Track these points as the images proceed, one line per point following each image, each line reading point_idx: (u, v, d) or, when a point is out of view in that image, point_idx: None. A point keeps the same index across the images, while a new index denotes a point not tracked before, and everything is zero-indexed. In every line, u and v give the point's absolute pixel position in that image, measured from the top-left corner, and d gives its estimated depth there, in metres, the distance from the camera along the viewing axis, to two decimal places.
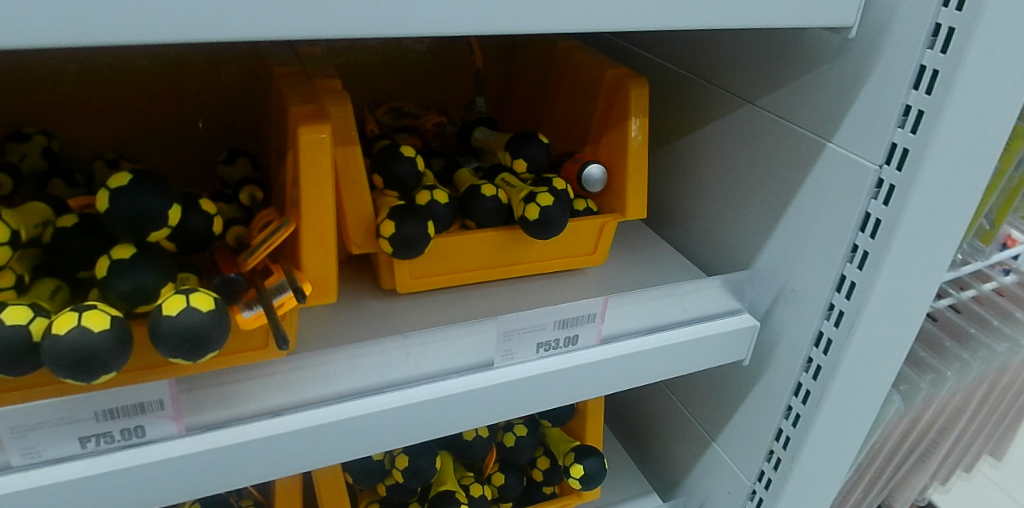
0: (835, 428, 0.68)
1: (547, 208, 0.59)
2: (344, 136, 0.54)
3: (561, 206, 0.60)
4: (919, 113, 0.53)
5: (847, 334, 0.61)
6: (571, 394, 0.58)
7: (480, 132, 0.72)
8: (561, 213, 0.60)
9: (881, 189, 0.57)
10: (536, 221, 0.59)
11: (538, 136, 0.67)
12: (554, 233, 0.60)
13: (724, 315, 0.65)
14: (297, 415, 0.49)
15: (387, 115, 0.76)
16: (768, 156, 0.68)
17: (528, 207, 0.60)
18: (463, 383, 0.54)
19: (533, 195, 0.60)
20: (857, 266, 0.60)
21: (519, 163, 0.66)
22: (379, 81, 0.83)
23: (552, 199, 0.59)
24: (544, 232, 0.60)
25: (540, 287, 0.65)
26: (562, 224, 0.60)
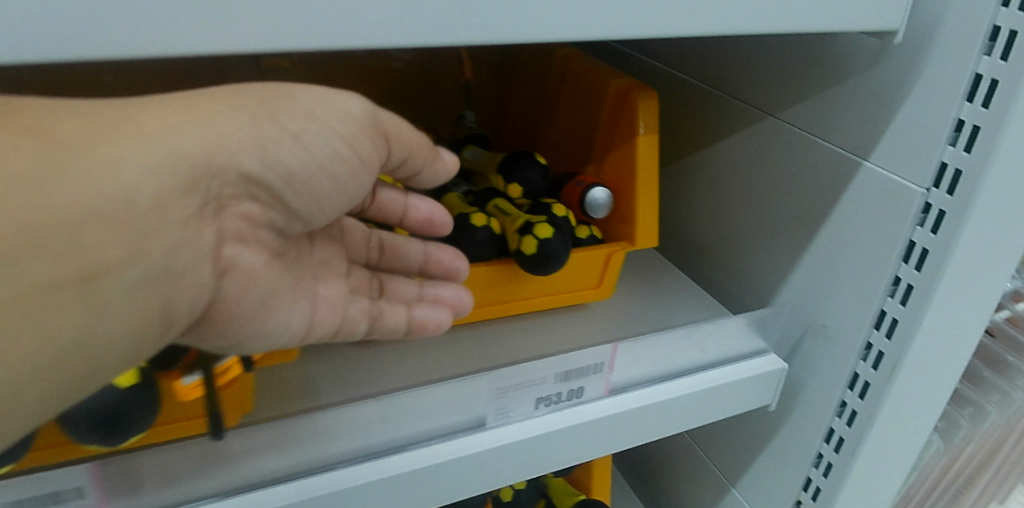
0: (872, 480, 0.60)
1: (547, 240, 0.52)
2: None
3: (562, 237, 0.53)
4: (974, 129, 0.46)
5: (887, 378, 0.54)
6: (573, 456, 0.51)
7: (470, 151, 0.65)
8: (561, 245, 0.53)
9: (928, 215, 0.49)
10: (533, 255, 0.52)
11: (535, 156, 0.60)
12: (555, 268, 0.53)
13: (746, 357, 0.57)
14: (246, 498, 0.41)
15: None
16: (793, 175, 0.60)
17: (525, 238, 0.53)
18: (448, 450, 0.46)
19: (531, 225, 0.53)
20: (899, 301, 0.52)
21: (514, 188, 0.59)
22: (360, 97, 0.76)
23: (552, 229, 0.52)
24: (542, 267, 0.53)
25: (539, 329, 0.58)
26: (564, 257, 0.53)
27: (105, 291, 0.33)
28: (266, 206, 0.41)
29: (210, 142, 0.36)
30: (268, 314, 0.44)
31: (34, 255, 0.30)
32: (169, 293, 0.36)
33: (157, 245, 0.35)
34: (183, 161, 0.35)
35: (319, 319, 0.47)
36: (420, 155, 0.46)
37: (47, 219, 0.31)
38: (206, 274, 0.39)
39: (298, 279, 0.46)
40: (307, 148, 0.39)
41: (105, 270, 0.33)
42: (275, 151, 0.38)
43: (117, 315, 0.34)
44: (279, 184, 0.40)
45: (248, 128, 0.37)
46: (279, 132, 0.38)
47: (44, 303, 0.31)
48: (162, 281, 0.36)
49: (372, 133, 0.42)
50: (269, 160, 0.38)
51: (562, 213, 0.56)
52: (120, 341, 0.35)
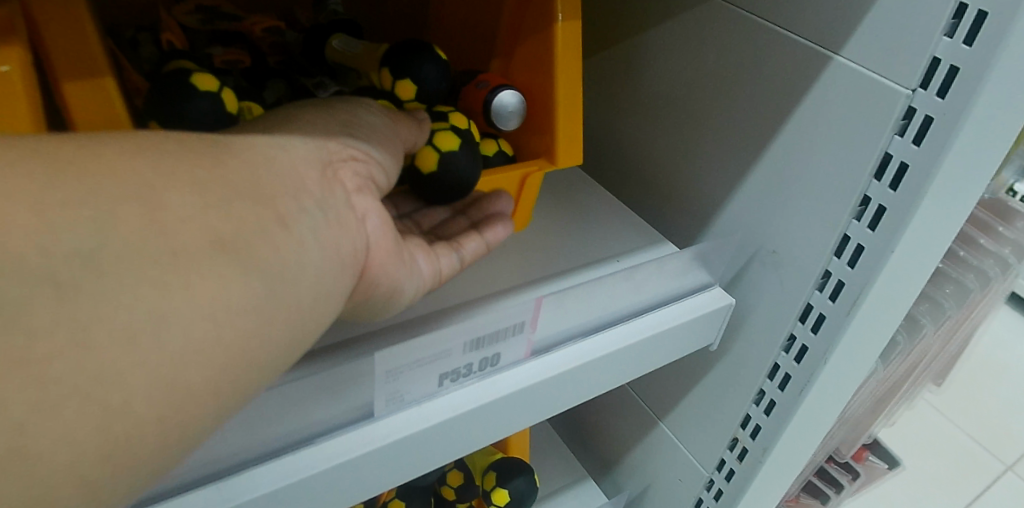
0: (818, 418, 0.54)
1: (453, 155, 0.42)
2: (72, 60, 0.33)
3: (471, 151, 0.43)
4: (980, 16, 0.36)
5: (846, 312, 0.46)
6: (485, 435, 0.42)
7: (339, 40, 0.49)
8: (471, 161, 0.42)
9: (911, 123, 0.40)
10: (433, 174, 0.42)
11: (435, 48, 0.46)
12: (464, 191, 0.43)
13: (687, 295, 0.48)
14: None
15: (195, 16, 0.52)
16: (742, 75, 0.50)
17: (423, 150, 0.42)
18: (328, 454, 0.37)
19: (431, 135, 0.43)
20: (868, 226, 0.44)
21: (403, 87, 0.45)
22: None
23: (458, 139, 0.42)
24: (447, 190, 0.43)
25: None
26: (477, 175, 0.43)
27: (297, 241, 0.29)
28: (371, 169, 0.35)
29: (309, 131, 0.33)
30: (404, 260, 0.37)
31: (229, 201, 0.27)
32: (339, 236, 0.31)
33: (318, 193, 0.31)
34: (294, 143, 0.32)
35: (432, 272, 0.40)
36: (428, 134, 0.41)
37: (227, 172, 0.28)
38: (355, 228, 0.33)
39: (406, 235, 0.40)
40: (370, 127, 0.37)
41: (287, 213, 0.29)
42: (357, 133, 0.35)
43: (313, 262, 0.30)
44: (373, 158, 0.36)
45: (325, 120, 0.35)
46: (342, 118, 0.36)
47: (247, 247, 0.27)
48: (332, 224, 0.31)
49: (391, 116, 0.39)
50: (350, 140, 0.35)
51: (466, 124, 0.44)
52: (316, 300, 0.30)
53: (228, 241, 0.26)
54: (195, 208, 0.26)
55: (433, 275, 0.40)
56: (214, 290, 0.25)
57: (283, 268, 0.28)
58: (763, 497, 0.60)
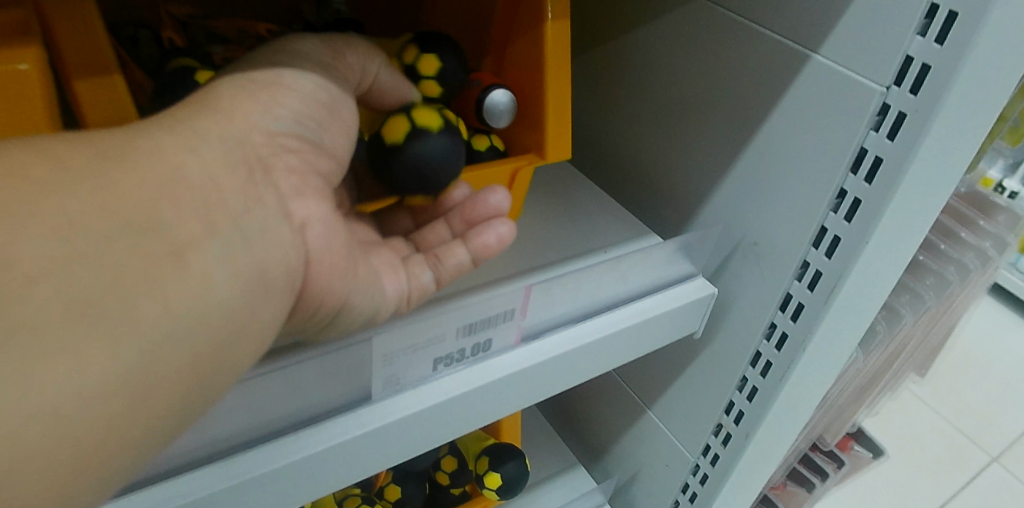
0: (798, 403, 0.56)
1: (423, 133, 0.40)
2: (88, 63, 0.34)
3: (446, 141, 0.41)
4: (951, 16, 0.38)
5: (824, 300, 0.48)
6: (476, 418, 0.44)
7: (353, 30, 0.51)
8: (442, 148, 0.41)
9: (885, 118, 0.42)
10: (399, 151, 0.40)
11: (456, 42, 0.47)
12: (413, 177, 0.41)
13: (672, 285, 0.50)
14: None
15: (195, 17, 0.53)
16: (726, 72, 0.51)
17: (398, 119, 0.41)
18: (325, 435, 0.39)
19: (413, 110, 0.42)
20: (844, 218, 0.46)
21: (427, 62, 0.46)
22: None
23: (438, 126, 0.41)
24: (401, 169, 0.41)
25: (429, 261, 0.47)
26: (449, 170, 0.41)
27: (201, 276, 0.29)
28: (304, 159, 0.37)
29: (244, 88, 0.35)
30: (358, 273, 0.37)
31: (118, 244, 0.27)
32: (263, 256, 0.32)
33: (234, 212, 0.31)
34: (222, 110, 0.34)
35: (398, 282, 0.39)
36: (387, 76, 0.42)
37: (118, 207, 0.28)
38: (288, 232, 0.34)
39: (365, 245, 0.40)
40: (297, 91, 0.37)
41: (188, 247, 0.29)
42: (296, 84, 0.37)
43: (223, 295, 0.30)
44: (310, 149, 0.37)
45: (241, 89, 0.35)
46: (265, 85, 0.36)
47: (141, 296, 0.27)
48: (246, 245, 0.31)
49: (337, 51, 0.39)
50: (291, 98, 0.36)
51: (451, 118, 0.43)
52: (233, 326, 0.30)
53: (133, 282, 0.27)
54: (87, 260, 0.26)
55: (400, 296, 0.39)
56: (110, 348, 0.25)
57: (184, 307, 0.28)
58: (747, 481, 0.62)
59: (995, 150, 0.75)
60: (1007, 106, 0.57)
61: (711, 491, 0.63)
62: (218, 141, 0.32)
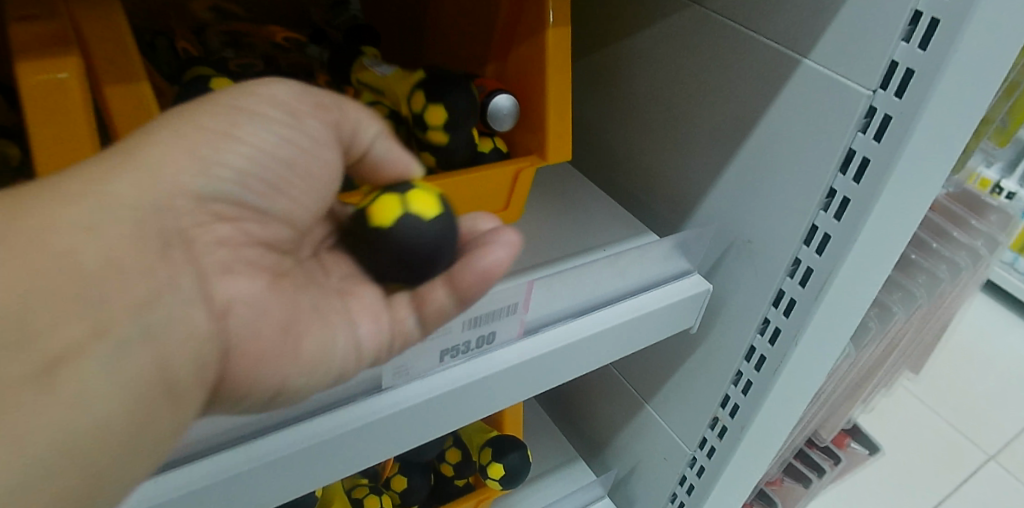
0: (790, 395, 0.58)
1: (413, 214, 0.36)
2: (119, 68, 0.36)
3: (435, 228, 0.36)
4: (933, 23, 0.40)
5: (815, 296, 0.50)
6: (480, 408, 0.46)
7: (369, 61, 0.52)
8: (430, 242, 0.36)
9: (872, 120, 0.44)
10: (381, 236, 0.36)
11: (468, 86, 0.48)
12: (395, 257, 0.37)
13: (670, 281, 0.52)
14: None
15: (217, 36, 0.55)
16: (720, 77, 0.53)
17: (388, 191, 0.38)
18: (337, 422, 0.41)
19: (409, 191, 0.38)
20: (834, 216, 0.48)
21: (434, 112, 0.47)
22: None
23: (431, 212, 0.37)
24: (382, 247, 0.37)
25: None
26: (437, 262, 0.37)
27: (83, 377, 0.29)
28: (241, 226, 0.37)
29: (217, 117, 0.35)
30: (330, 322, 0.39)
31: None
32: (166, 351, 0.32)
33: (137, 300, 0.31)
34: (189, 133, 0.34)
35: (379, 334, 0.40)
36: (380, 132, 0.41)
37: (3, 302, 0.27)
38: (202, 320, 0.34)
39: (348, 281, 0.41)
40: (251, 149, 0.35)
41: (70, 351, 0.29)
42: (274, 112, 0.36)
43: (110, 397, 0.30)
44: (259, 215, 0.37)
45: (183, 147, 0.34)
46: (214, 142, 0.34)
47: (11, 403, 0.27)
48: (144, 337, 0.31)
49: (322, 104, 0.38)
50: (260, 127, 0.36)
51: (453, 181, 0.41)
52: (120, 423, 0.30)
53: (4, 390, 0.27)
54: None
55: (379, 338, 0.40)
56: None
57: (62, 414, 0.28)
58: (742, 472, 0.64)
59: (984, 151, 0.77)
60: (992, 108, 0.59)
61: (707, 483, 0.65)
62: (126, 216, 0.32)
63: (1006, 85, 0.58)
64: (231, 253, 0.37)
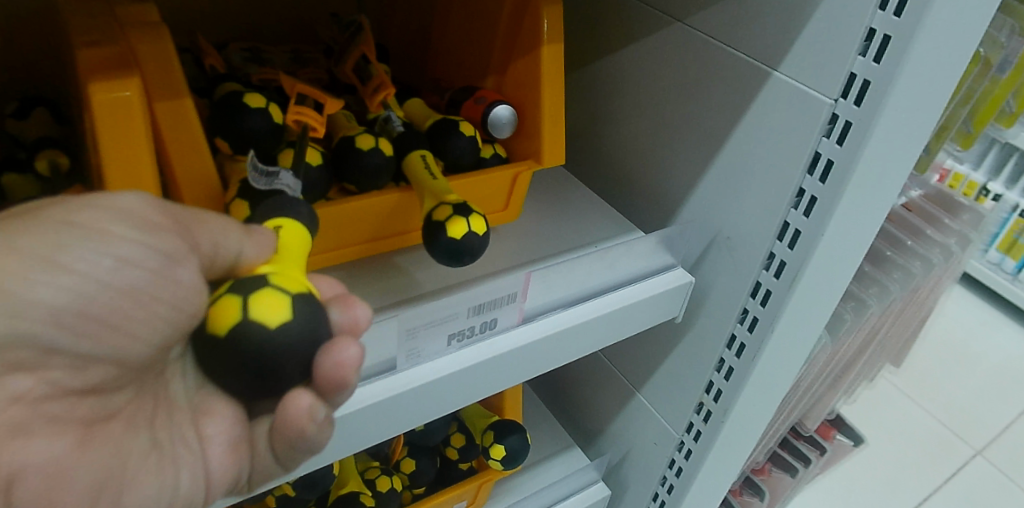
0: (768, 379, 0.63)
1: (253, 322, 0.34)
2: (169, 86, 0.40)
3: (281, 341, 0.34)
4: (885, 39, 0.45)
5: (789, 286, 0.55)
6: (483, 389, 0.50)
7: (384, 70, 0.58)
8: (267, 354, 0.34)
9: (835, 126, 0.49)
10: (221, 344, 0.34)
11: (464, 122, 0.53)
12: (246, 371, 0.35)
13: (657, 273, 0.57)
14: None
15: (239, 54, 0.60)
16: (701, 87, 0.58)
17: (236, 292, 0.35)
18: (361, 396, 0.44)
19: (250, 292, 0.35)
20: (803, 213, 0.53)
21: (474, 220, 0.46)
22: (232, 18, 0.67)
23: (276, 320, 0.34)
24: (224, 353, 0.35)
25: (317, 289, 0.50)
26: (280, 373, 0.35)
27: None
28: (67, 360, 0.34)
29: (49, 235, 0.33)
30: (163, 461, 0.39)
31: None
32: None
33: None
34: (13, 252, 0.32)
35: (232, 454, 0.41)
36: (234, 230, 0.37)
37: None
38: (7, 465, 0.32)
39: (197, 395, 0.40)
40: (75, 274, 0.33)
41: None
42: (122, 230, 0.34)
43: None
44: (83, 347, 0.34)
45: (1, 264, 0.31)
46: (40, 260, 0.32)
47: None
48: None
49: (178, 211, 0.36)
50: (93, 252, 0.33)
51: (444, 216, 0.45)
52: None
53: None
54: None
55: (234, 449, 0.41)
56: None
57: None
58: (727, 453, 0.69)
59: (952, 152, 0.83)
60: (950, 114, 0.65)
61: (694, 465, 0.70)
62: None
63: (963, 93, 0.63)
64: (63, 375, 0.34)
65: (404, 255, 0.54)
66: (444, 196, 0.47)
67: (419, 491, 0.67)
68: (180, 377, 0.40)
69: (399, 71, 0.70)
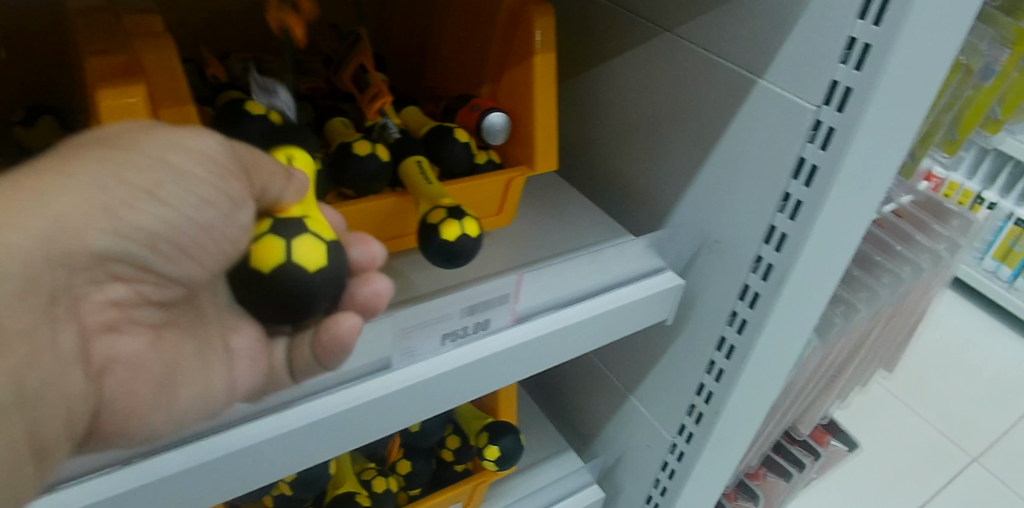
0: (758, 380, 0.64)
1: (297, 265, 0.38)
2: (173, 94, 0.42)
3: (320, 283, 0.39)
4: (865, 47, 0.46)
5: (775, 288, 0.56)
6: (476, 388, 0.52)
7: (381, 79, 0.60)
8: (310, 288, 0.39)
9: (818, 132, 0.51)
10: (266, 280, 0.38)
11: (458, 129, 0.55)
12: (280, 299, 0.39)
13: (647, 276, 0.59)
14: (70, 490, 0.39)
15: (240, 64, 0.62)
16: (690, 95, 0.60)
17: (281, 234, 0.38)
18: (356, 394, 0.46)
19: (293, 235, 0.39)
20: (789, 217, 0.54)
21: (468, 223, 0.47)
22: (234, 30, 0.68)
23: (317, 266, 0.39)
24: (269, 289, 0.39)
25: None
26: (319, 304, 0.40)
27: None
28: (135, 286, 0.35)
29: (146, 172, 0.33)
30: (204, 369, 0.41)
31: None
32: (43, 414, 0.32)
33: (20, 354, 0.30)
34: (108, 186, 0.32)
35: (255, 372, 0.43)
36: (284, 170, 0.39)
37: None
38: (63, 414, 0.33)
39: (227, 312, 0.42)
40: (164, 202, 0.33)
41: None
42: (202, 170, 0.34)
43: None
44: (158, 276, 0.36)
45: (91, 184, 0.31)
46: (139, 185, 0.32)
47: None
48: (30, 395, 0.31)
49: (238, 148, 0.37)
50: (181, 187, 0.34)
51: (438, 218, 0.47)
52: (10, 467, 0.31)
53: None
54: None
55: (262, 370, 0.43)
56: None
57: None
58: (718, 454, 0.70)
59: (939, 159, 0.85)
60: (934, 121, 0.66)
61: (687, 466, 0.71)
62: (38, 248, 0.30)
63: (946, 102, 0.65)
64: (119, 311, 0.36)
65: (401, 258, 0.55)
66: (439, 200, 0.49)
67: (415, 492, 0.68)
68: (211, 300, 0.42)
69: (397, 81, 0.72)
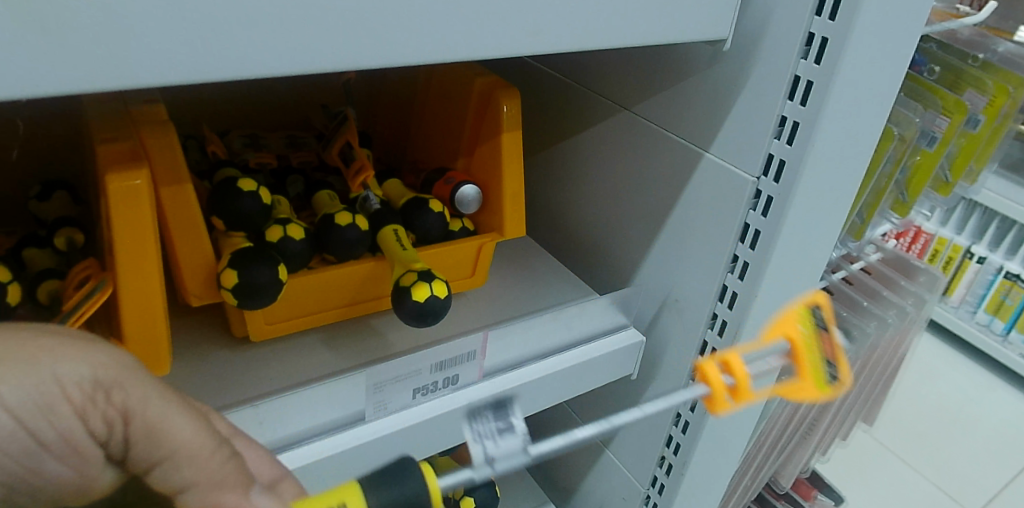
0: (721, 431, 0.67)
1: None
2: (173, 174, 0.48)
3: None
4: (794, 125, 0.52)
5: (730, 344, 0.61)
6: (446, 439, 0.55)
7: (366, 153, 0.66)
8: None
9: (759, 200, 0.56)
10: None
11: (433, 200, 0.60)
12: None
13: (612, 333, 0.63)
14: None
15: (238, 140, 0.68)
16: (649, 167, 0.65)
17: None
18: (332, 444, 0.50)
19: None
20: (738, 277, 0.59)
21: (437, 286, 0.52)
22: (233, 111, 0.75)
23: None
24: None
25: (298, 349, 0.56)
26: None
27: None
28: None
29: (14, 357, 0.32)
30: None
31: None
32: None
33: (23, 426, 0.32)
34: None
35: None
36: (199, 441, 0.37)
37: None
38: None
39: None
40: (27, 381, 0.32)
41: None
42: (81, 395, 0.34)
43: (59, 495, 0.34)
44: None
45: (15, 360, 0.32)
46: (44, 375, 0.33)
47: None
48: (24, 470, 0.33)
49: (133, 398, 0.35)
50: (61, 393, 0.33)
51: (411, 281, 0.52)
52: None
53: None
54: None
55: None
56: None
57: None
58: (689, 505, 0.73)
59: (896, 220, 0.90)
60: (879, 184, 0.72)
61: None
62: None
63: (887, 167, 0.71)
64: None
65: (380, 318, 0.60)
66: (411, 265, 0.54)
67: None
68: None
69: (383, 153, 0.78)
